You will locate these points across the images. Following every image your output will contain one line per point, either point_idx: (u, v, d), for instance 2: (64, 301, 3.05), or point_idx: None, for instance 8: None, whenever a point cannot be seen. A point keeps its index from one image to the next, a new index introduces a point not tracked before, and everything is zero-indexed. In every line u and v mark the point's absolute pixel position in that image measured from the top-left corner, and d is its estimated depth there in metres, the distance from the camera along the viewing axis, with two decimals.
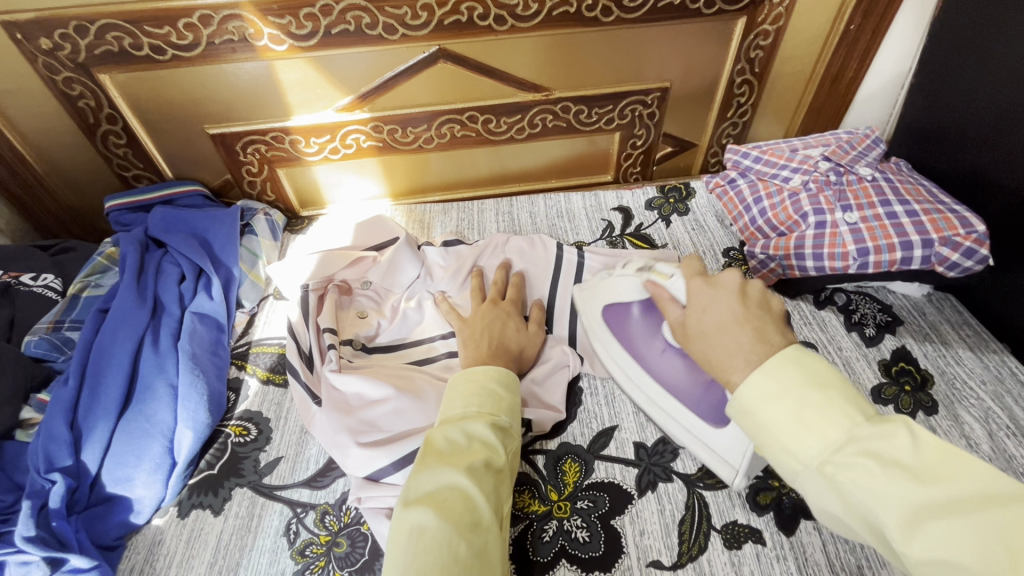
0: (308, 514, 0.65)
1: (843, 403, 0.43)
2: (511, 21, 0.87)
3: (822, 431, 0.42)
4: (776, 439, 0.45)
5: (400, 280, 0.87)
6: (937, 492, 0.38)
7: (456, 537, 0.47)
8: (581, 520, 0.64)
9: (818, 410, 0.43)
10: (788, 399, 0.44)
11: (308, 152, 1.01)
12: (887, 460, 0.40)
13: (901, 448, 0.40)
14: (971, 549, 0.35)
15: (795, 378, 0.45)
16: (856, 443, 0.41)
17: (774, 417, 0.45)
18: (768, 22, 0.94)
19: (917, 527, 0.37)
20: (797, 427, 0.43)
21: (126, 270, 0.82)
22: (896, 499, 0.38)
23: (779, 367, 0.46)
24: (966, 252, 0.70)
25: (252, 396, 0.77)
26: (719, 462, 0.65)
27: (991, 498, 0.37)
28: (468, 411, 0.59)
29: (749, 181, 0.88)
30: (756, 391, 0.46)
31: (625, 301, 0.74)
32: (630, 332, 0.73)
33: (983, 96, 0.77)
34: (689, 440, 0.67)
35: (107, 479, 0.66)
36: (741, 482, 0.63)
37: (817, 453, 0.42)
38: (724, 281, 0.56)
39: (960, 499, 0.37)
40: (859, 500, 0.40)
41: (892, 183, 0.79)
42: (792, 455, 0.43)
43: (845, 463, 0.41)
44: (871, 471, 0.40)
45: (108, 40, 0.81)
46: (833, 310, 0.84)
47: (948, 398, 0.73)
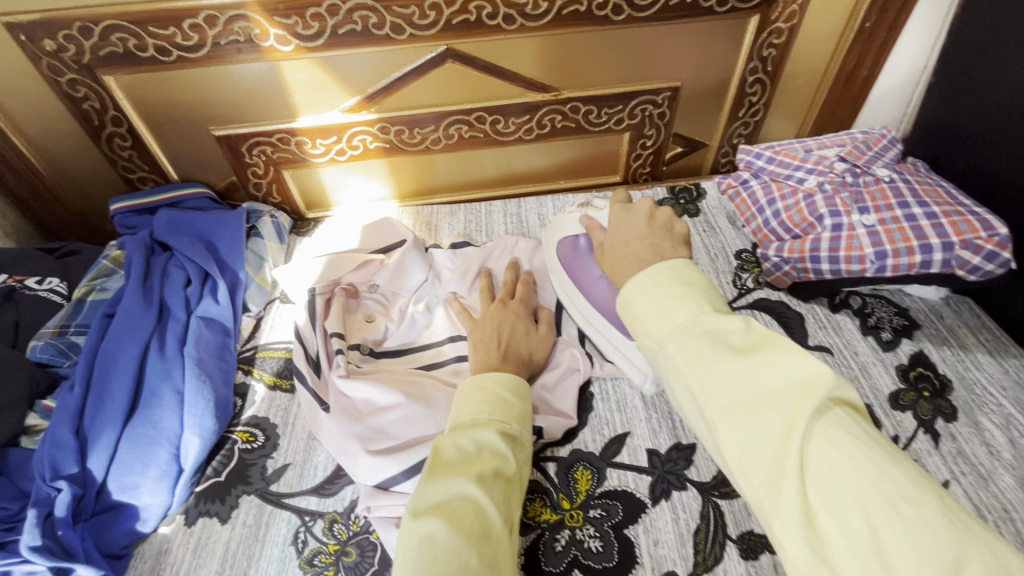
0: (317, 523, 0.64)
1: (699, 297, 0.45)
2: (520, 20, 0.86)
3: (674, 315, 0.45)
4: (640, 321, 0.47)
5: (408, 283, 0.86)
6: (747, 364, 0.40)
7: (467, 547, 0.45)
8: (593, 529, 0.62)
9: (677, 301, 0.46)
10: (657, 295, 0.47)
11: (315, 154, 1.00)
12: (719, 339, 0.42)
13: (737, 333, 0.42)
14: (766, 408, 0.38)
15: (668, 280, 0.48)
16: (698, 325, 0.43)
17: (643, 306, 0.47)
18: (782, 20, 0.93)
19: (728, 391, 0.40)
20: (657, 312, 0.46)
21: (131, 274, 0.81)
22: (717, 374, 0.40)
23: (661, 270, 0.49)
24: (987, 255, 0.68)
25: (259, 402, 0.76)
26: (631, 368, 0.75)
27: (793, 367, 0.39)
28: (479, 417, 0.58)
29: (762, 182, 0.87)
30: (637, 286, 0.48)
31: (573, 236, 0.83)
32: (575, 261, 0.82)
33: (1006, 94, 0.75)
34: (614, 355, 0.76)
35: (114, 487, 0.65)
36: (648, 387, 0.73)
37: (667, 335, 0.44)
38: (639, 207, 0.62)
39: (769, 372, 0.39)
40: (691, 375, 0.42)
41: (910, 184, 0.77)
42: (649, 335, 0.46)
43: (686, 343, 0.43)
44: (704, 350, 0.42)
45: (113, 40, 0.80)
46: (848, 313, 0.83)
47: (968, 404, 0.71)
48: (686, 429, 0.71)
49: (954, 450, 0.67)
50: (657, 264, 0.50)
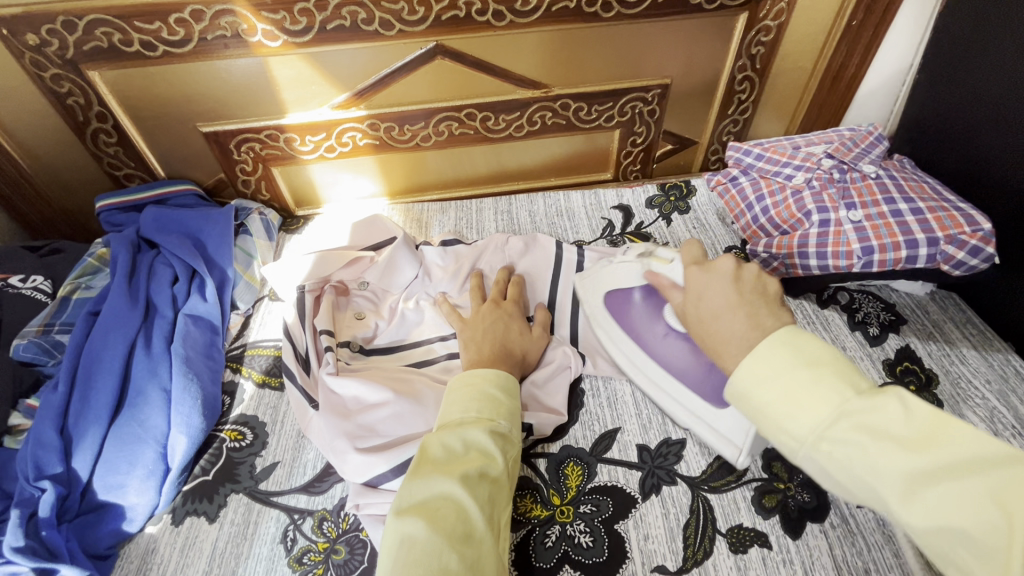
0: (306, 520, 0.63)
1: (835, 379, 0.43)
2: (510, 16, 0.86)
3: (816, 410, 0.42)
4: (769, 416, 0.44)
5: (398, 280, 0.86)
6: (932, 462, 0.38)
7: (447, 548, 0.45)
8: (584, 525, 0.62)
9: (810, 389, 0.43)
10: (781, 382, 0.44)
11: (304, 151, 1.00)
12: (880, 433, 0.40)
13: (896, 421, 0.41)
14: (965, 508, 0.37)
15: (788, 360, 0.45)
16: (849, 418, 0.41)
17: (769, 400, 0.44)
18: (770, 18, 0.93)
19: (917, 495, 0.38)
20: (790, 405, 0.43)
21: (117, 272, 0.80)
22: (895, 473, 0.39)
23: (774, 350, 0.46)
24: (972, 250, 0.69)
25: (247, 400, 0.76)
26: (722, 442, 0.65)
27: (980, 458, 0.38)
28: (466, 416, 0.58)
29: (751, 179, 0.87)
30: (751, 377, 0.46)
31: (626, 288, 0.76)
32: (631, 317, 0.74)
33: (989, 92, 0.76)
34: (695, 424, 0.67)
35: (99, 487, 0.64)
36: (745, 461, 0.63)
37: (813, 431, 0.42)
38: (718, 266, 0.56)
39: (954, 466, 0.38)
40: (863, 477, 0.40)
41: (896, 180, 0.78)
42: (787, 433, 0.43)
43: (844, 440, 0.41)
44: (867, 448, 0.40)
45: (97, 35, 0.79)
46: (836, 309, 0.84)
47: (953, 398, 0.72)
48: (676, 425, 0.71)
49: None
50: (759, 343, 0.47)
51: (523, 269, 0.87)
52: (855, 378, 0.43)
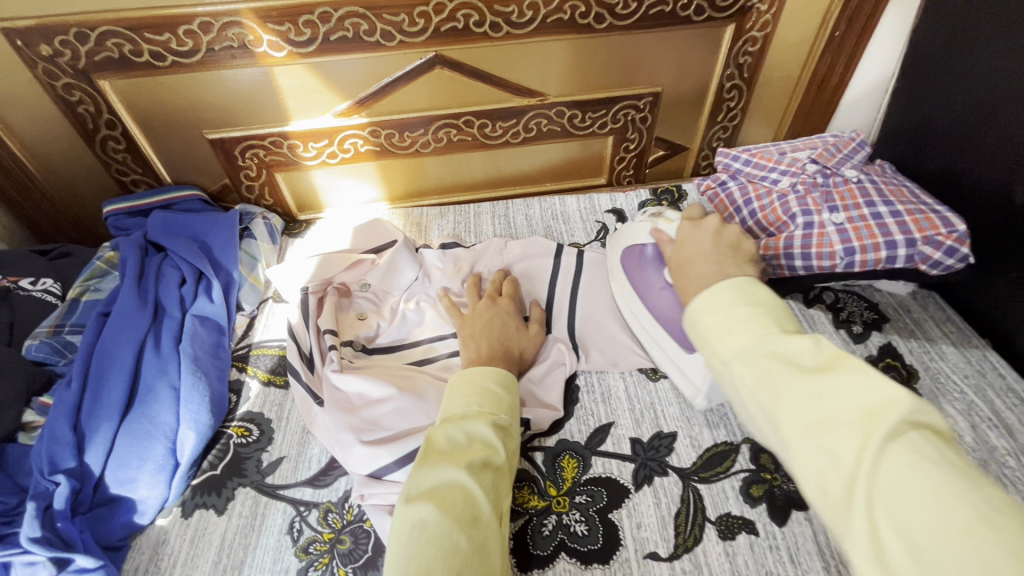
0: (311, 512, 0.66)
1: (765, 317, 0.48)
2: (506, 28, 0.89)
3: (740, 336, 0.47)
4: (707, 340, 0.50)
5: (398, 282, 0.88)
6: (820, 385, 0.42)
7: (457, 531, 0.48)
8: (579, 514, 0.65)
9: (742, 320, 0.48)
10: (720, 312, 0.50)
11: (307, 157, 1.02)
12: (786, 359, 0.44)
13: (805, 352, 0.44)
14: (836, 425, 0.40)
15: (734, 297, 0.50)
16: (766, 345, 0.46)
17: (708, 326, 0.50)
18: (757, 29, 0.97)
19: (798, 413, 0.42)
20: (723, 331, 0.49)
21: (126, 274, 0.83)
22: (786, 392, 0.43)
23: (728, 288, 0.51)
24: (947, 250, 0.73)
25: (253, 398, 0.78)
26: (685, 382, 0.73)
27: (866, 387, 0.40)
28: (469, 410, 0.60)
29: (739, 184, 0.91)
30: (700, 306, 0.52)
31: (640, 244, 0.82)
32: (637, 268, 0.81)
33: (964, 100, 0.80)
34: (670, 366, 0.75)
35: (111, 481, 0.66)
36: (700, 401, 0.72)
37: (733, 354, 0.47)
38: (706, 224, 0.63)
39: (840, 391, 0.41)
40: (759, 393, 0.44)
41: (877, 184, 0.82)
42: (716, 356, 0.49)
43: (753, 361, 0.46)
44: (770, 369, 0.44)
45: (109, 46, 0.82)
46: (821, 308, 0.87)
47: (933, 392, 0.75)
48: (667, 418, 0.74)
49: None
50: (722, 282, 0.53)
51: (520, 270, 0.90)
52: (786, 321, 0.48)
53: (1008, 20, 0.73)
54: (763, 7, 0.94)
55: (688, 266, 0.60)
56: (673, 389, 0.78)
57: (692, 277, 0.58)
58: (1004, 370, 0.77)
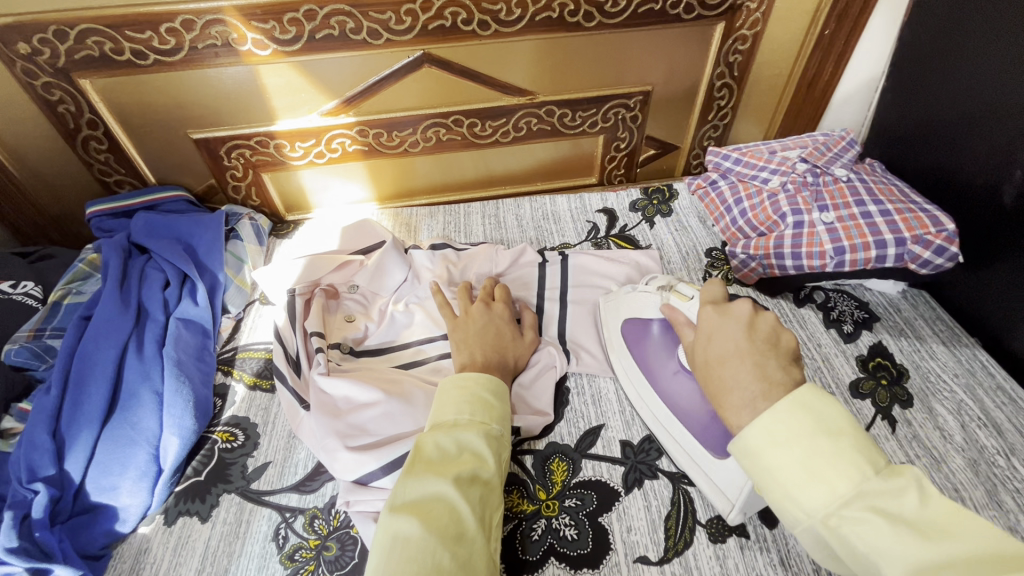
0: (297, 518, 0.65)
1: (853, 454, 0.42)
2: (495, 26, 0.88)
3: (830, 483, 0.41)
4: (780, 482, 0.43)
5: (387, 283, 0.88)
6: (943, 553, 0.37)
7: (441, 548, 0.47)
8: (569, 518, 0.64)
9: (827, 460, 0.42)
10: (797, 448, 0.43)
11: (294, 157, 1.01)
12: (891, 515, 0.39)
13: (907, 505, 0.40)
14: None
15: (805, 426, 0.44)
16: (863, 498, 0.40)
17: (782, 465, 0.43)
18: (746, 28, 0.97)
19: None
20: (804, 475, 0.42)
21: (108, 277, 0.81)
22: (903, 560, 0.37)
23: (794, 412, 0.44)
24: (937, 249, 0.72)
25: (239, 402, 0.77)
26: (715, 492, 0.63)
27: (992, 553, 0.36)
28: (460, 418, 0.59)
29: (729, 183, 0.91)
30: (765, 435, 0.44)
31: (644, 318, 0.76)
32: (644, 347, 0.75)
33: (952, 98, 0.80)
34: (693, 468, 0.66)
35: (92, 488, 0.65)
36: (736, 517, 0.61)
37: (824, 504, 0.41)
38: (735, 310, 0.54)
39: (964, 558, 0.36)
40: (861, 557, 0.39)
41: (866, 183, 0.81)
42: (794, 503, 0.42)
43: (854, 519, 0.40)
44: (878, 529, 0.39)
45: (88, 44, 0.80)
46: (812, 307, 0.87)
47: (923, 391, 0.75)
48: None
49: (909, 434, 0.70)
50: (783, 399, 0.46)
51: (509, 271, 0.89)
52: (873, 454, 0.42)
53: (997, 18, 0.72)
54: (753, 5, 0.93)
55: (720, 367, 0.51)
56: None
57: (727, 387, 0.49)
58: (993, 369, 0.77)
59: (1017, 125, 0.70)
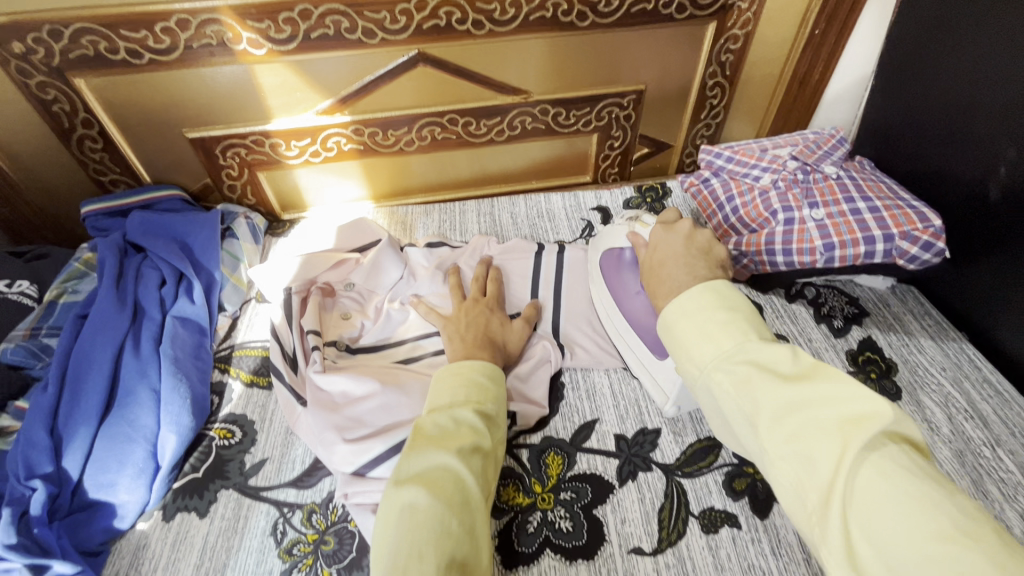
0: (295, 513, 0.65)
1: (744, 325, 0.51)
2: (489, 25, 0.89)
3: (720, 343, 0.50)
4: (685, 345, 0.53)
5: (383, 281, 0.88)
6: (800, 394, 0.45)
7: (448, 514, 0.49)
8: (564, 511, 0.65)
9: (722, 328, 0.51)
10: (700, 319, 0.53)
11: (289, 156, 1.01)
12: (766, 368, 0.48)
13: (784, 362, 0.47)
14: (814, 432, 0.43)
15: (710, 303, 0.54)
16: (744, 354, 0.49)
17: (685, 330, 0.53)
18: (738, 27, 0.98)
19: (778, 419, 0.45)
20: (701, 338, 0.52)
21: (104, 275, 0.81)
22: (765, 397, 0.46)
23: (704, 293, 0.55)
24: (924, 245, 0.74)
25: (236, 400, 0.77)
26: (655, 389, 0.74)
27: (845, 397, 0.44)
28: (455, 399, 0.61)
29: (722, 180, 0.92)
30: (678, 310, 0.55)
31: (618, 247, 0.82)
32: (617, 272, 0.82)
33: (940, 97, 0.81)
34: (641, 371, 0.76)
35: (90, 485, 0.65)
36: (669, 408, 0.72)
37: (712, 361, 0.50)
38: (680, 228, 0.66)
39: (816, 400, 0.45)
40: (735, 398, 0.48)
41: (856, 180, 0.83)
42: (692, 361, 0.52)
43: (732, 368, 0.48)
44: (751, 376, 0.47)
45: (83, 43, 0.81)
46: (803, 303, 0.88)
47: (911, 384, 0.77)
48: (652, 415, 0.75)
49: None
50: (699, 285, 0.56)
51: (503, 268, 0.90)
52: (761, 329, 0.51)
53: (983, 17, 0.74)
54: (744, 5, 0.95)
55: (660, 269, 0.63)
56: None
57: (663, 280, 0.61)
58: (979, 362, 0.78)
59: (1002, 123, 0.71)
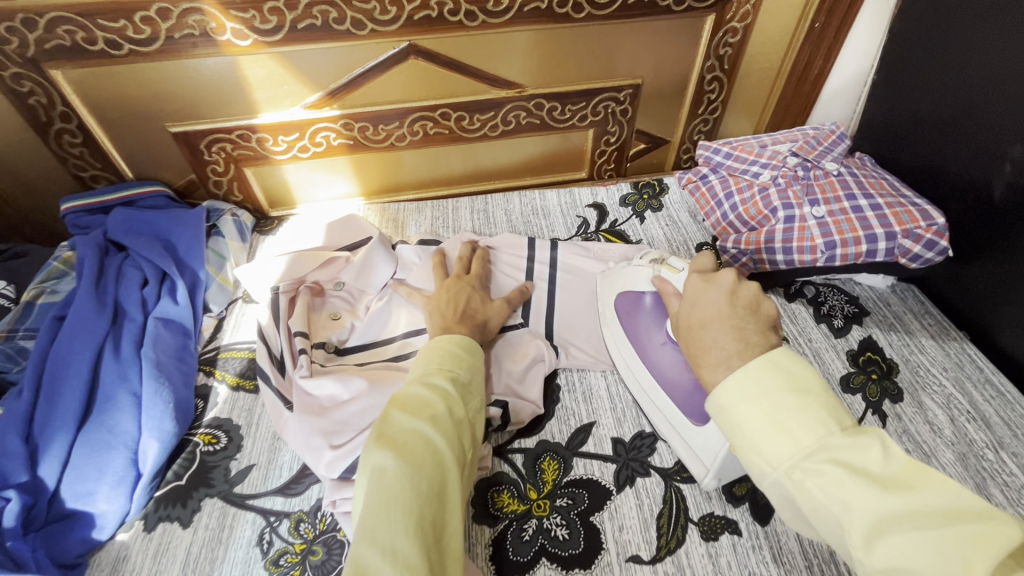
0: (282, 522, 0.63)
1: (819, 411, 0.44)
2: (483, 16, 0.87)
3: (795, 437, 0.43)
4: (749, 436, 0.46)
5: (374, 280, 0.86)
6: (904, 506, 0.38)
7: (417, 476, 0.50)
8: (560, 518, 0.63)
9: (794, 416, 0.45)
10: (766, 402, 0.46)
11: (277, 151, 0.99)
12: (855, 469, 0.41)
13: (874, 460, 0.41)
14: (929, 556, 0.36)
15: (774, 382, 0.47)
16: (827, 451, 0.42)
17: (748, 416, 0.46)
18: (737, 19, 0.95)
19: (880, 539, 0.38)
20: (769, 428, 0.45)
21: (83, 275, 0.78)
22: (863, 512, 0.39)
23: (764, 369, 0.48)
24: (927, 244, 0.72)
25: (221, 403, 0.75)
26: (692, 458, 0.66)
27: (962, 512, 0.37)
28: (428, 368, 0.61)
29: (720, 177, 0.90)
30: (735, 390, 0.48)
31: (637, 290, 0.75)
32: (636, 318, 0.75)
33: (942, 92, 0.79)
34: (672, 436, 0.68)
35: (68, 495, 0.63)
36: (710, 483, 0.63)
37: (788, 458, 0.43)
38: (721, 279, 0.57)
39: (925, 513, 0.38)
40: (820, 504, 0.41)
41: (857, 177, 0.81)
42: (761, 455, 0.45)
43: (813, 468, 0.42)
44: (841, 480, 0.41)
45: (59, 33, 0.77)
46: (803, 302, 0.86)
47: (913, 385, 0.75)
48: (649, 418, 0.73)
49: (900, 429, 0.70)
50: (756, 358, 0.49)
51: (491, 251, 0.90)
52: (839, 414, 0.45)
53: (987, 10, 0.72)
54: None
55: (702, 329, 0.54)
56: None
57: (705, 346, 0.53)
58: (981, 363, 0.77)
59: (1006, 119, 0.70)
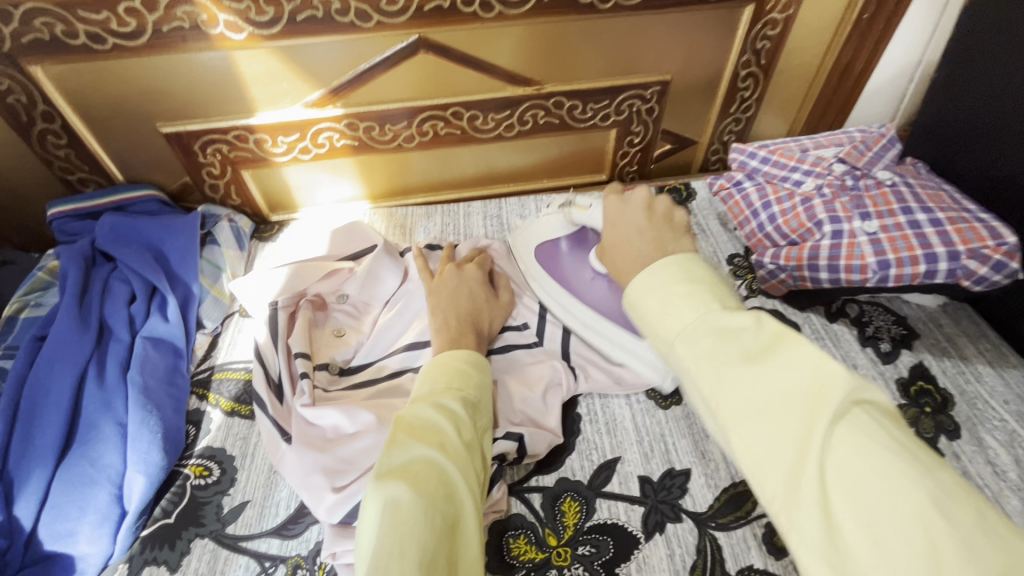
0: (278, 569, 0.58)
1: (707, 294, 0.41)
2: (498, 7, 0.79)
3: (680, 315, 0.40)
4: (645, 321, 0.42)
5: (380, 293, 0.79)
6: (764, 370, 0.36)
7: (432, 509, 0.44)
8: (582, 569, 0.57)
9: (683, 300, 0.41)
10: (661, 293, 0.42)
11: (276, 152, 0.92)
12: (731, 342, 0.38)
13: (750, 336, 0.38)
14: (782, 412, 0.35)
15: (672, 276, 0.43)
16: (708, 326, 0.39)
17: (648, 304, 0.42)
18: (778, 11, 0.87)
19: (741, 400, 0.36)
20: (662, 309, 0.41)
21: (66, 291, 0.73)
22: (727, 378, 0.37)
23: (664, 265, 0.44)
24: (995, 265, 0.64)
25: (214, 431, 0.69)
26: (648, 368, 0.71)
27: (811, 368, 0.36)
28: (435, 388, 0.56)
29: (756, 184, 0.82)
30: (639, 285, 0.43)
31: (554, 239, 0.81)
32: (558, 263, 0.80)
33: (1011, 94, 0.71)
34: (627, 356, 0.73)
35: (46, 535, 0.58)
36: (669, 384, 0.70)
37: (672, 334, 0.40)
38: (634, 196, 0.56)
39: (784, 374, 0.36)
40: (696, 375, 0.38)
41: (913, 188, 0.73)
42: (656, 338, 0.41)
43: (696, 341, 0.38)
44: (714, 351, 0.38)
45: (37, 26, 0.71)
46: (846, 323, 0.79)
47: (971, 420, 0.68)
48: (679, 453, 0.67)
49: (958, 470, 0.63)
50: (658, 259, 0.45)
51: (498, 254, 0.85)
52: (728, 298, 0.41)
53: None
54: None
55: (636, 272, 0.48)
56: (685, 418, 0.70)
57: None
58: None
59: None
